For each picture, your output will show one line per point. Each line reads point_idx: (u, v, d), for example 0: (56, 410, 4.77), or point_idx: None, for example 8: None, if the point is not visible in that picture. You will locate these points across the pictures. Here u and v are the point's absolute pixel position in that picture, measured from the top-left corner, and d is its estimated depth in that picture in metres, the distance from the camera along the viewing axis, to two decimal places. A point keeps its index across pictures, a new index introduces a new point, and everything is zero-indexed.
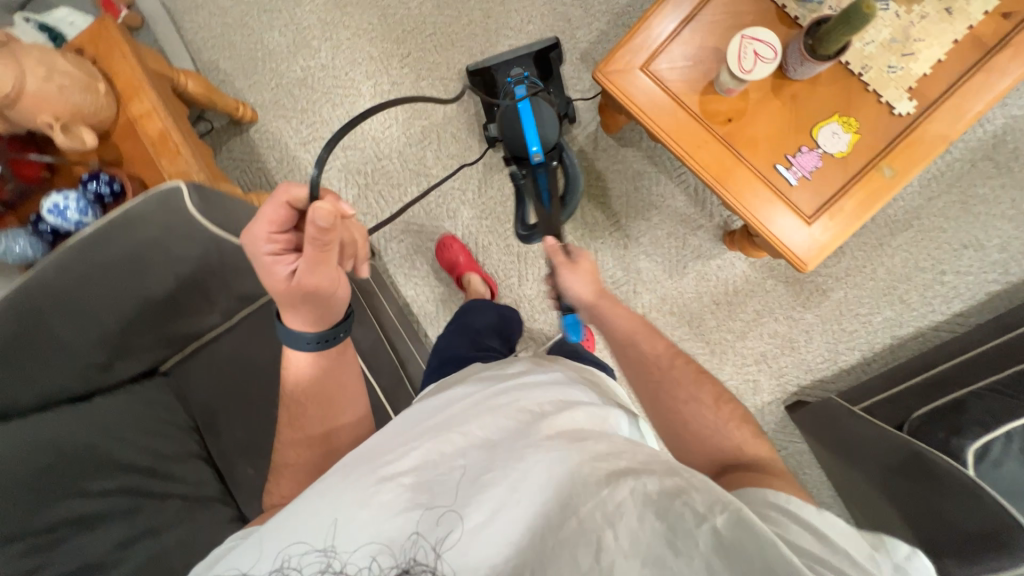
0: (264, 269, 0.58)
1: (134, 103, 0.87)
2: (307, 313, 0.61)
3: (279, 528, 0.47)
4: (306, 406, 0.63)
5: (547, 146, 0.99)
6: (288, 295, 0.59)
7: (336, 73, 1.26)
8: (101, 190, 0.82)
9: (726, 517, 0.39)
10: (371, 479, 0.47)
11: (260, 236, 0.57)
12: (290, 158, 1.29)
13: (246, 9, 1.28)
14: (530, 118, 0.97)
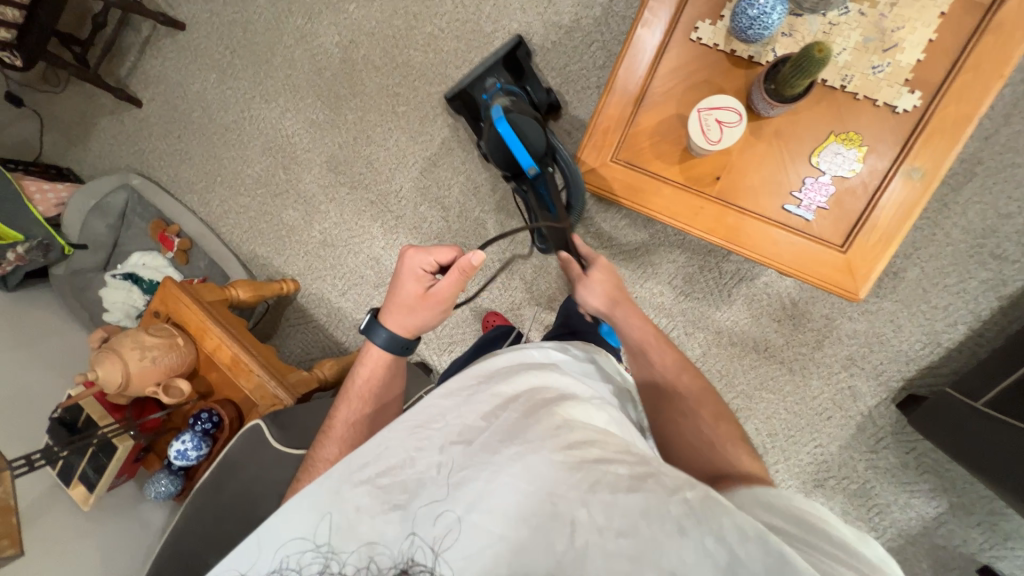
0: (407, 275, 0.75)
1: (206, 340, 1.03)
2: (410, 319, 0.76)
3: (274, 536, 0.51)
4: (358, 385, 0.76)
5: (539, 151, 0.89)
6: (410, 306, 0.75)
7: (349, 226, 1.38)
8: (205, 425, 0.98)
9: (695, 492, 0.44)
10: (364, 475, 0.51)
11: (421, 261, 0.75)
12: (335, 310, 1.42)
13: (262, 199, 1.46)
14: (512, 136, 0.87)
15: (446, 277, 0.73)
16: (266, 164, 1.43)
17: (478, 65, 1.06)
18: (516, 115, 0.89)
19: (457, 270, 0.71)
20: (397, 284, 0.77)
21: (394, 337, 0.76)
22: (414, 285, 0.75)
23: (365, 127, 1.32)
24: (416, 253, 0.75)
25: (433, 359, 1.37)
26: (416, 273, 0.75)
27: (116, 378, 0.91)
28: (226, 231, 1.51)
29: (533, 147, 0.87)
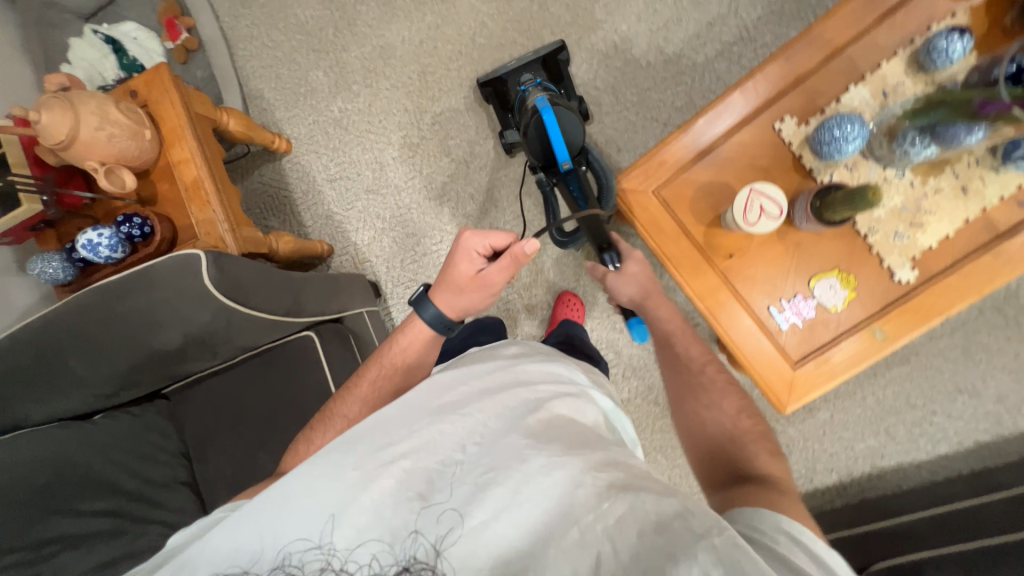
0: (461, 256, 0.75)
1: (174, 149, 0.93)
2: (459, 301, 0.76)
3: (275, 531, 0.51)
4: (392, 344, 0.77)
5: (575, 149, 0.88)
6: (460, 287, 0.76)
7: (371, 119, 1.30)
8: (132, 231, 0.87)
9: (723, 538, 0.43)
10: (316, 482, 0.53)
11: (475, 245, 0.75)
12: (315, 192, 1.34)
13: (296, 45, 1.33)
14: (556, 126, 0.84)
15: (500, 263, 0.74)
16: (319, 14, 1.31)
17: (515, 59, 1.11)
18: (561, 110, 0.87)
19: (512, 258, 0.73)
20: (447, 262, 0.77)
21: (441, 315, 0.76)
22: (466, 266, 0.75)
23: (435, 38, 1.26)
24: (472, 237, 0.75)
25: (386, 285, 1.31)
26: (469, 254, 0.75)
27: (60, 132, 0.79)
28: (241, 54, 1.37)
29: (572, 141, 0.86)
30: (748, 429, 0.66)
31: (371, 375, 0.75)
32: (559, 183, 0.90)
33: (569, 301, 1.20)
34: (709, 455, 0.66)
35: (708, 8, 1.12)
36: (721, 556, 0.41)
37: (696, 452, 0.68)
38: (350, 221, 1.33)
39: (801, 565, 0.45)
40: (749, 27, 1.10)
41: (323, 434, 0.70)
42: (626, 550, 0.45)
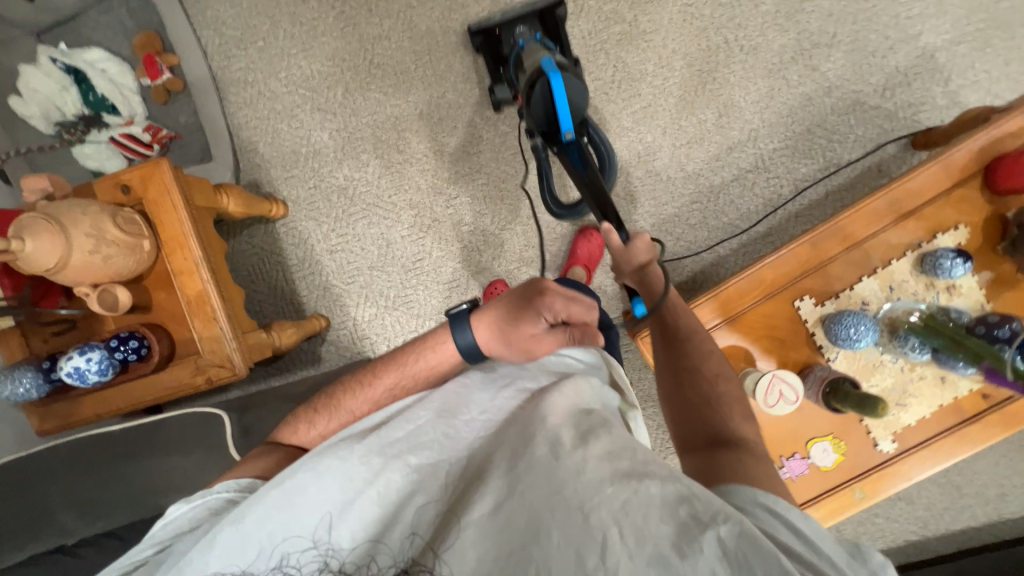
0: (534, 310, 0.68)
1: (175, 256, 0.83)
2: (496, 341, 0.70)
3: (270, 531, 0.53)
4: (412, 348, 0.74)
5: (576, 117, 0.88)
6: (509, 337, 0.69)
7: (379, 192, 1.23)
8: (126, 353, 0.79)
9: (730, 528, 0.42)
10: (311, 475, 0.55)
11: (560, 305, 0.68)
12: (312, 260, 1.26)
13: (299, 99, 1.21)
14: (561, 93, 0.83)
15: (560, 334, 0.68)
16: (327, 70, 1.20)
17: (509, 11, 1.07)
18: (569, 76, 0.86)
19: (576, 338, 0.68)
20: (508, 302, 0.70)
21: (475, 346, 0.71)
22: (528, 321, 0.68)
23: (456, 118, 1.20)
24: (550, 292, 0.69)
25: None
26: (539, 312, 0.68)
27: (46, 260, 0.69)
28: (231, 98, 1.23)
29: (576, 112, 0.86)
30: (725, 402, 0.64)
31: (387, 382, 0.72)
32: (559, 150, 0.88)
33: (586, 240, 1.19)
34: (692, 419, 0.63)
35: (731, 133, 1.15)
36: (726, 548, 0.41)
37: (671, 412, 0.66)
38: (350, 296, 1.26)
39: (787, 541, 0.46)
40: (765, 158, 1.15)
41: (328, 422, 0.71)
42: (637, 544, 0.42)
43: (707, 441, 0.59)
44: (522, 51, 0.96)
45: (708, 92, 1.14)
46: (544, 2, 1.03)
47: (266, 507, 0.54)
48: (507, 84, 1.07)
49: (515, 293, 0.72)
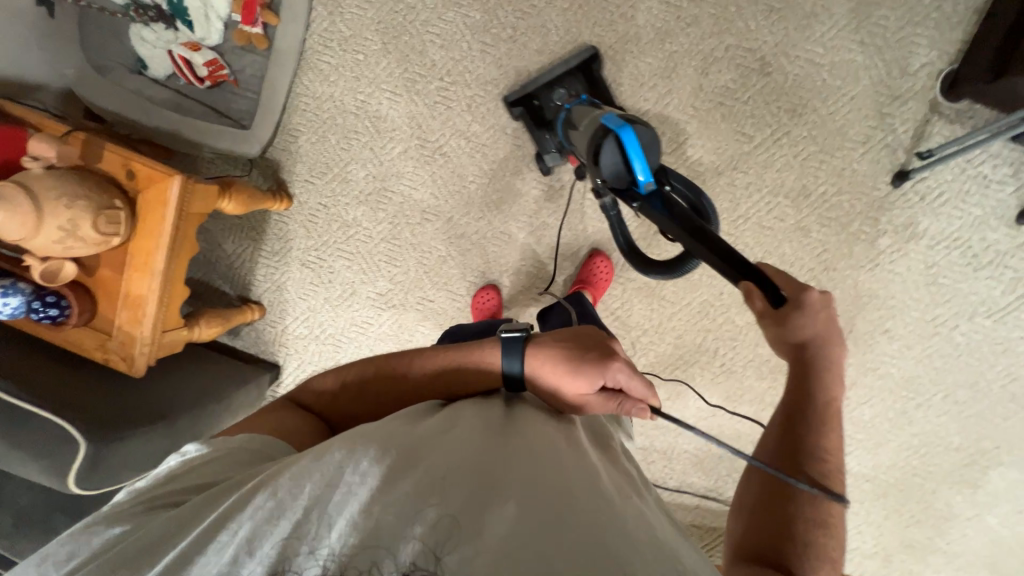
0: (592, 372, 0.64)
1: (137, 253, 0.86)
2: (543, 378, 0.67)
3: (277, 513, 0.46)
4: (448, 354, 0.72)
5: (657, 169, 0.76)
6: (561, 393, 0.66)
7: (372, 249, 1.26)
8: (41, 308, 0.82)
9: None
10: (342, 457, 0.51)
11: (616, 377, 0.65)
12: (283, 257, 1.29)
13: (359, 127, 1.20)
14: (635, 145, 0.72)
15: (609, 400, 0.66)
16: (399, 123, 1.18)
17: (548, 71, 1.10)
18: (637, 124, 0.74)
19: (625, 410, 0.66)
20: (572, 357, 0.66)
21: (520, 375, 0.68)
22: (580, 382, 0.64)
23: (474, 245, 1.22)
24: (619, 360, 0.65)
25: (286, 377, 1.34)
26: (593, 379, 0.64)
27: (10, 229, 0.71)
28: (304, 81, 1.19)
29: (652, 160, 0.74)
30: (819, 543, 0.58)
31: (419, 373, 0.72)
32: (641, 205, 0.73)
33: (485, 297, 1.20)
34: (763, 524, 0.60)
35: (665, 416, 1.25)
36: None
37: (745, 512, 0.63)
38: (292, 306, 1.31)
39: None
40: (674, 451, 1.25)
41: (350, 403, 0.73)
42: None
43: (771, 562, 0.58)
44: (568, 112, 0.96)
45: (672, 375, 1.22)
46: (581, 56, 1.08)
47: (290, 476, 0.50)
48: (557, 151, 1.10)
49: (574, 342, 0.68)
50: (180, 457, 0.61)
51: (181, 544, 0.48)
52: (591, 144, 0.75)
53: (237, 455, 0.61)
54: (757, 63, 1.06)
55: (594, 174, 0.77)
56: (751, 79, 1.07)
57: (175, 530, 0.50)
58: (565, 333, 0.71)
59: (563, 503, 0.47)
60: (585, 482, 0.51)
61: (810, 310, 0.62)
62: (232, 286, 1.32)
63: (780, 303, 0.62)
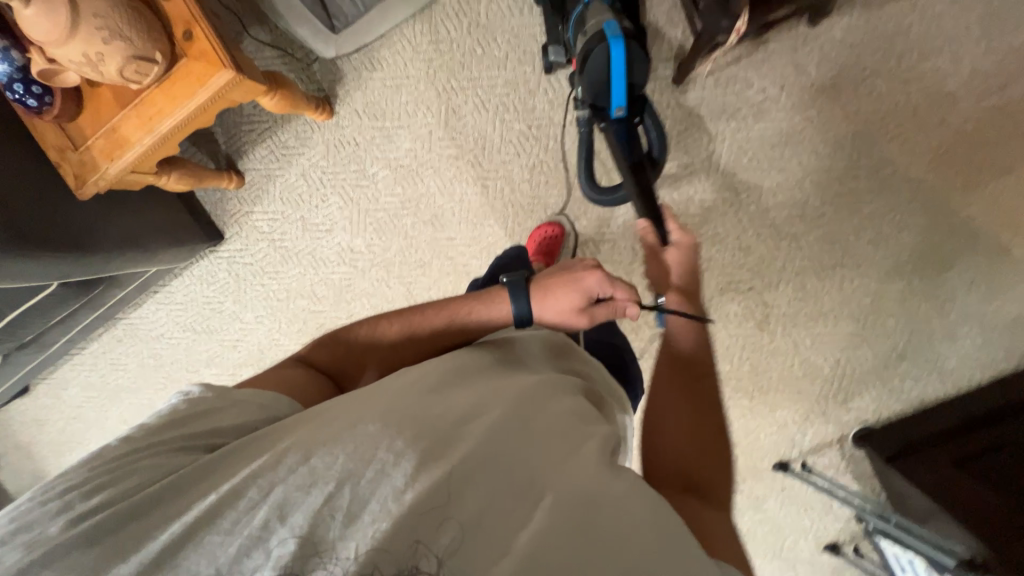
0: (573, 286, 0.71)
1: (147, 106, 0.81)
2: (547, 304, 0.71)
3: (291, 490, 0.44)
4: (459, 308, 0.74)
5: (635, 93, 0.87)
6: (559, 309, 0.71)
7: (370, 209, 1.25)
8: (20, 90, 0.77)
9: None
10: (377, 433, 0.48)
11: (603, 286, 0.71)
12: (290, 155, 1.25)
13: (432, 105, 1.17)
14: (619, 65, 0.82)
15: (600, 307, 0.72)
16: (468, 130, 1.17)
17: None
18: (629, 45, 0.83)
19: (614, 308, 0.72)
20: (560, 278, 0.72)
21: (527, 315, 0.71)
22: (571, 296, 0.70)
23: (454, 274, 1.24)
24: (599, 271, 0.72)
25: (223, 250, 1.34)
26: (585, 290, 0.70)
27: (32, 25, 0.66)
28: (414, 30, 1.14)
29: (632, 84, 0.85)
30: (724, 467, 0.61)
31: (439, 324, 0.73)
32: (608, 127, 0.89)
33: (547, 234, 1.14)
34: (690, 446, 0.62)
35: None
36: None
37: (673, 438, 0.63)
38: (269, 200, 1.29)
39: None
40: None
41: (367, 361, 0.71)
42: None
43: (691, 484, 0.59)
44: (587, 7, 0.90)
45: None
46: None
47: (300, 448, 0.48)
48: (563, 44, 0.98)
49: (555, 270, 0.74)
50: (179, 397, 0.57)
51: (192, 510, 0.45)
52: (579, 60, 0.84)
53: (242, 408, 0.57)
54: (759, 315, 1.16)
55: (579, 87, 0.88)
56: (746, 324, 1.17)
57: (170, 492, 0.47)
58: (551, 269, 0.75)
59: (584, 515, 0.45)
60: (616, 484, 0.49)
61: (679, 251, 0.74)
62: (228, 142, 1.27)
63: (664, 238, 0.77)
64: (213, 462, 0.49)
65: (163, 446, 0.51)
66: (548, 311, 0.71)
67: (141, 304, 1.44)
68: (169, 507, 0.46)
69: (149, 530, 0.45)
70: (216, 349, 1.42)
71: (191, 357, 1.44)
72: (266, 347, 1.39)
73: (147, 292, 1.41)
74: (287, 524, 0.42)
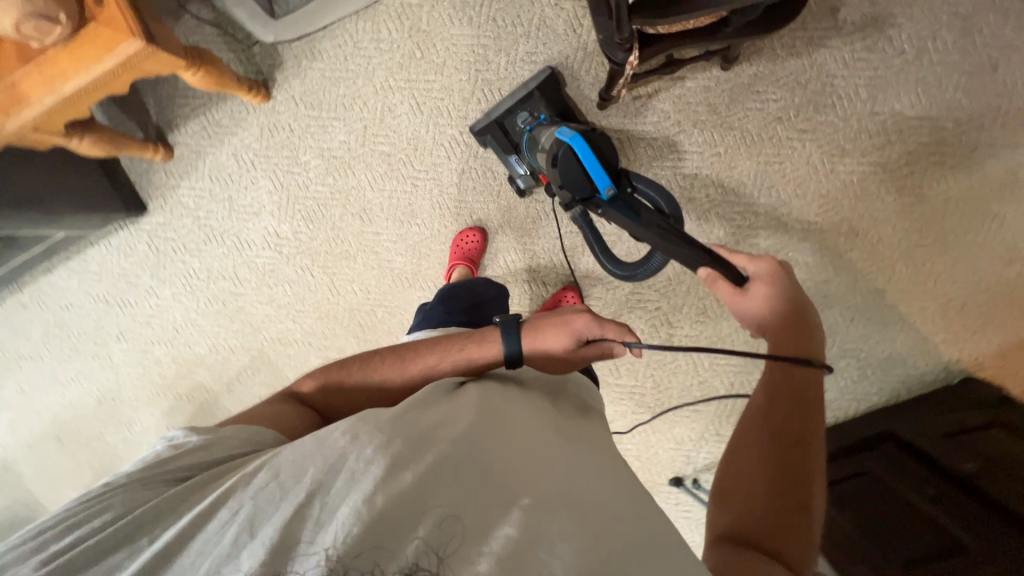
0: (567, 331, 0.75)
1: (50, 66, 0.80)
2: (537, 347, 0.76)
3: (267, 504, 0.51)
4: (450, 342, 0.80)
5: (621, 174, 0.79)
6: (547, 352, 0.76)
7: (301, 196, 1.25)
8: None
9: None
10: (348, 445, 0.55)
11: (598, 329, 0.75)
12: (222, 133, 1.24)
13: (369, 102, 1.19)
14: (588, 155, 0.77)
15: (587, 349, 0.77)
16: (402, 129, 1.19)
17: (507, 100, 1.10)
18: (592, 134, 0.81)
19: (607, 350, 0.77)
20: (556, 323, 0.76)
21: (517, 355, 0.75)
22: (562, 339, 0.75)
23: (378, 268, 1.26)
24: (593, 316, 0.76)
25: (145, 223, 1.31)
26: (575, 333, 0.75)
27: None
28: (356, 26, 1.16)
29: (611, 167, 0.78)
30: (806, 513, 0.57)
31: (427, 361, 0.79)
32: (605, 211, 0.76)
33: (467, 241, 1.20)
34: (753, 491, 0.59)
35: None
36: None
37: (738, 484, 0.60)
38: (198, 177, 1.27)
39: None
40: None
41: (352, 389, 0.79)
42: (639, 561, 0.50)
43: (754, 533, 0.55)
44: (536, 130, 1.00)
45: None
46: (539, 78, 1.09)
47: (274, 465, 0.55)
48: (528, 171, 1.11)
49: (552, 315, 0.78)
50: (168, 440, 0.65)
51: (177, 525, 0.52)
52: (551, 168, 0.81)
53: (226, 443, 0.65)
54: (663, 334, 1.22)
55: (559, 193, 0.82)
56: (652, 341, 1.23)
57: (164, 508, 0.55)
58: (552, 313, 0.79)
59: (558, 506, 0.53)
60: (582, 486, 0.57)
61: (761, 283, 0.72)
62: (158, 113, 1.25)
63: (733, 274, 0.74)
64: (188, 491, 0.57)
65: (147, 477, 0.59)
66: (535, 355, 0.76)
67: (50, 270, 1.37)
68: (164, 520, 0.54)
69: (135, 550, 0.52)
70: (130, 322, 1.38)
71: (103, 328, 1.39)
72: (184, 324, 1.36)
73: (59, 258, 1.36)
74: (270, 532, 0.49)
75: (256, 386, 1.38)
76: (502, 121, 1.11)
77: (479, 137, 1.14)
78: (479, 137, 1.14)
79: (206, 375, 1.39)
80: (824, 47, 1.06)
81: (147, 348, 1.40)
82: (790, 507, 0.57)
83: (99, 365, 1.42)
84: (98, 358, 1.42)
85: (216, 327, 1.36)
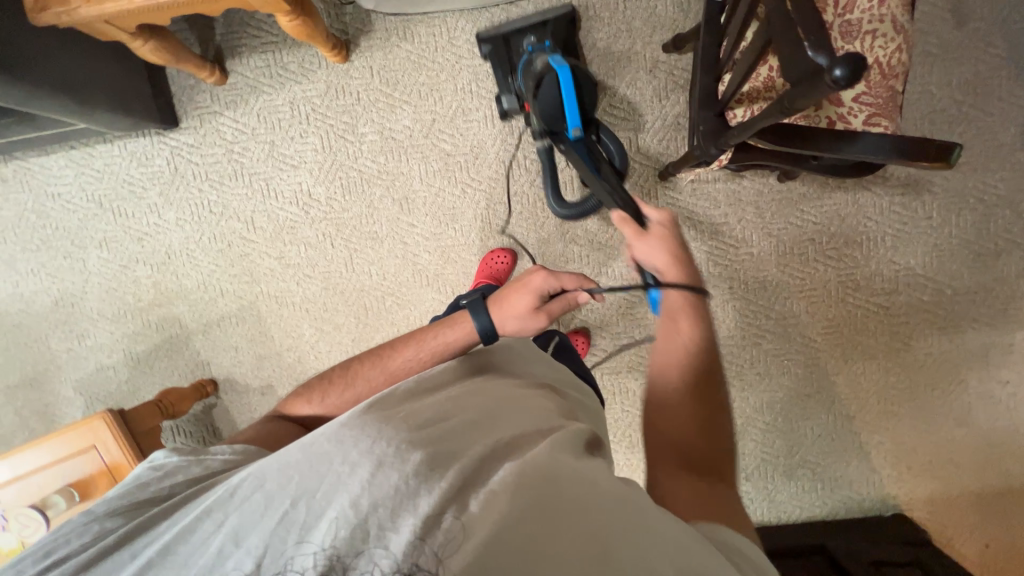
0: (524, 290, 0.81)
1: None
2: (509, 318, 0.81)
3: (251, 513, 0.49)
4: (420, 334, 0.83)
5: (586, 115, 0.91)
6: (519, 317, 0.81)
7: (347, 165, 1.22)
8: None
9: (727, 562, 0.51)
10: (332, 449, 0.52)
11: (548, 283, 0.81)
12: (286, 77, 1.19)
13: (445, 98, 1.18)
14: (569, 87, 0.86)
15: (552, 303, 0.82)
16: (469, 135, 1.19)
17: (518, 20, 1.12)
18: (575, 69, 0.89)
19: (568, 300, 0.83)
20: (512, 291, 0.82)
21: (490, 328, 0.81)
22: (526, 298, 0.81)
23: (402, 259, 1.24)
24: (540, 274, 0.81)
25: (171, 139, 1.23)
26: (535, 289, 0.80)
27: None
28: (457, 22, 1.15)
29: (581, 106, 0.89)
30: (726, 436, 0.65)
31: (405, 354, 0.81)
32: (568, 147, 0.88)
33: (497, 260, 1.20)
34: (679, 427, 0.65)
35: None
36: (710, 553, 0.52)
37: (673, 421, 0.66)
38: (245, 111, 1.21)
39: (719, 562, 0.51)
40: None
41: (335, 392, 0.79)
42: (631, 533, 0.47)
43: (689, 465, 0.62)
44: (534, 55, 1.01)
45: None
46: (558, 10, 1.11)
47: (259, 473, 0.52)
48: (514, 94, 1.11)
49: (508, 286, 0.84)
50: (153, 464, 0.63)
51: (170, 534, 0.51)
52: (534, 91, 0.88)
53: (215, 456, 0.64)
54: None
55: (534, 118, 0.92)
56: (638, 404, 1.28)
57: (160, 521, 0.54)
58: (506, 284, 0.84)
59: (551, 485, 0.49)
60: (580, 472, 0.52)
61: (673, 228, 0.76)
62: (224, 35, 1.18)
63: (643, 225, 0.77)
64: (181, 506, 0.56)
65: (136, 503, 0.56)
66: (511, 322, 0.82)
67: (46, 153, 1.26)
68: (156, 533, 0.53)
69: (124, 567, 0.51)
70: (118, 231, 1.28)
71: (86, 230, 1.29)
72: (178, 251, 1.28)
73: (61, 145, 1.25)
74: (261, 540, 0.46)
75: (234, 336, 1.31)
76: (506, 37, 1.12)
77: (479, 44, 1.14)
78: (480, 45, 1.13)
79: (186, 310, 1.31)
80: (867, 190, 1.17)
81: (128, 264, 1.30)
82: (716, 437, 0.64)
83: (68, 265, 1.31)
84: (69, 258, 1.31)
85: (212, 265, 1.29)
